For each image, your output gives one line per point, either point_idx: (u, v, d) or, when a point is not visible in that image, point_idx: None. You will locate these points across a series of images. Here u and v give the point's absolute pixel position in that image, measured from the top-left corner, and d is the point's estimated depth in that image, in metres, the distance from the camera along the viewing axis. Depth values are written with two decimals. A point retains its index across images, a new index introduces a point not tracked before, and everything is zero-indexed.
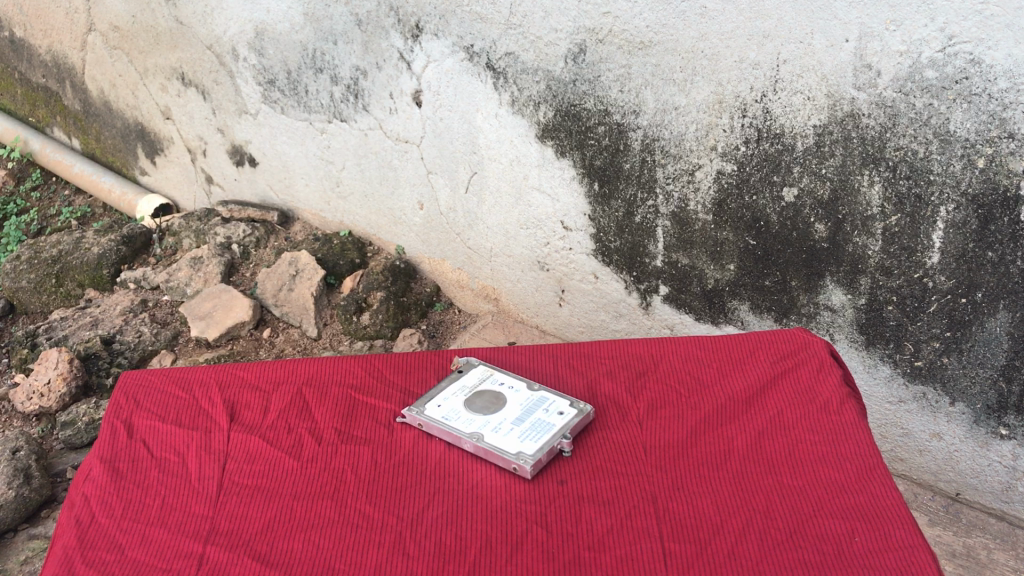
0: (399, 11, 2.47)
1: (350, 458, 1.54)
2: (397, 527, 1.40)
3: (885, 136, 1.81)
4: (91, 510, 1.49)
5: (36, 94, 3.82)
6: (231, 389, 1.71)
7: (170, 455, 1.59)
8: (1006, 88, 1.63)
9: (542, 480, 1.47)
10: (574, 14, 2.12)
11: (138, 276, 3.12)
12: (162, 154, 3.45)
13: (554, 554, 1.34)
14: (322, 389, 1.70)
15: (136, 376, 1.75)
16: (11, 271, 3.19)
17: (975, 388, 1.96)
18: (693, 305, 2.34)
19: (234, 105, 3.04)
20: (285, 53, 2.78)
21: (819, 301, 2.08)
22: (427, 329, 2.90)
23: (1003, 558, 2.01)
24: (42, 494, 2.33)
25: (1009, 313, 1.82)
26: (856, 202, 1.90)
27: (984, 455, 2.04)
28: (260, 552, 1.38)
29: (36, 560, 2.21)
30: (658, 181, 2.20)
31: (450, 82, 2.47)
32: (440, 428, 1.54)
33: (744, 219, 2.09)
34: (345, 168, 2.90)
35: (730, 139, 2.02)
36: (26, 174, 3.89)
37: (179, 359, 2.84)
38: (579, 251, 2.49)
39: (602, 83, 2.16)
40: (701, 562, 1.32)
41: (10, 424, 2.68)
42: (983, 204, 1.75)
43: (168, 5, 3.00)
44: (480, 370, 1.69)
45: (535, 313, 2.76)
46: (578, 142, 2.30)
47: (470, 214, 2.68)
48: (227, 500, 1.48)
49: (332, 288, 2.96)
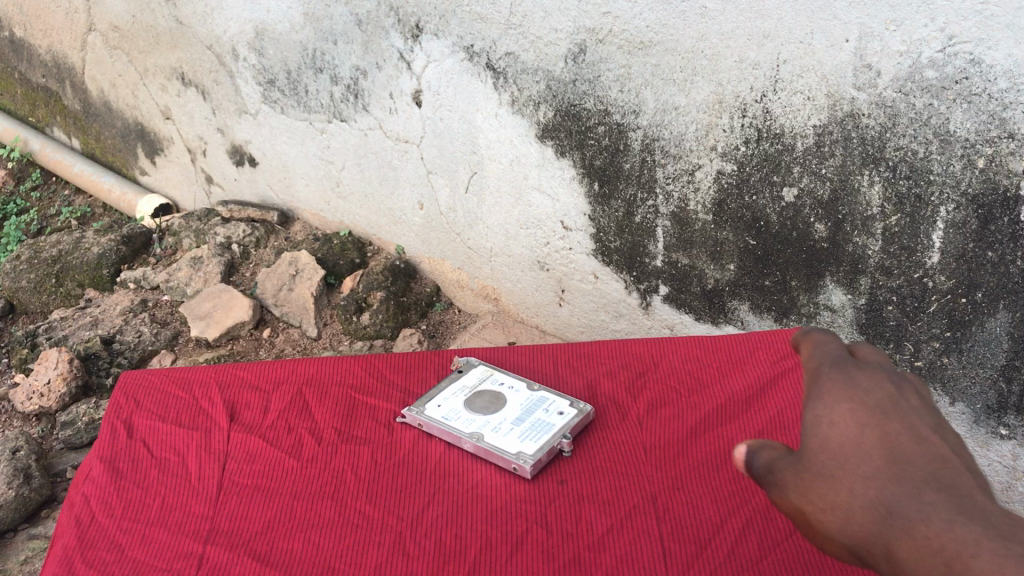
0: (399, 11, 2.47)
1: (350, 458, 1.54)
2: (397, 527, 1.40)
3: (885, 136, 1.80)
4: (91, 510, 1.49)
5: (36, 94, 3.82)
6: (231, 389, 1.72)
7: (170, 455, 1.59)
8: (1006, 88, 1.62)
9: (542, 480, 1.47)
10: (574, 13, 2.11)
11: (139, 276, 3.12)
12: (162, 153, 3.46)
13: (554, 554, 1.34)
14: (323, 389, 1.70)
15: (137, 376, 1.76)
16: (11, 271, 3.20)
17: (974, 388, 1.95)
18: (693, 305, 2.34)
19: (234, 105, 3.04)
20: (285, 53, 2.78)
21: (819, 300, 2.08)
22: (427, 329, 2.90)
23: None
24: (42, 494, 2.33)
25: (1009, 313, 1.82)
26: (856, 203, 1.90)
27: (985, 455, 2.03)
28: (260, 552, 1.38)
29: (36, 560, 2.19)
30: (658, 181, 2.20)
31: (450, 82, 2.47)
32: (440, 428, 1.55)
33: (744, 219, 2.09)
34: (345, 168, 2.90)
35: (730, 139, 2.02)
36: (25, 174, 3.89)
37: (179, 359, 2.84)
38: (580, 251, 2.49)
39: (603, 83, 2.16)
40: (701, 562, 1.32)
41: (10, 424, 2.68)
42: (983, 204, 1.75)
43: (168, 5, 2.99)
44: (479, 370, 1.71)
45: (535, 313, 2.76)
46: (578, 142, 2.30)
47: (470, 214, 2.68)
48: (226, 500, 1.48)
49: (332, 288, 2.97)
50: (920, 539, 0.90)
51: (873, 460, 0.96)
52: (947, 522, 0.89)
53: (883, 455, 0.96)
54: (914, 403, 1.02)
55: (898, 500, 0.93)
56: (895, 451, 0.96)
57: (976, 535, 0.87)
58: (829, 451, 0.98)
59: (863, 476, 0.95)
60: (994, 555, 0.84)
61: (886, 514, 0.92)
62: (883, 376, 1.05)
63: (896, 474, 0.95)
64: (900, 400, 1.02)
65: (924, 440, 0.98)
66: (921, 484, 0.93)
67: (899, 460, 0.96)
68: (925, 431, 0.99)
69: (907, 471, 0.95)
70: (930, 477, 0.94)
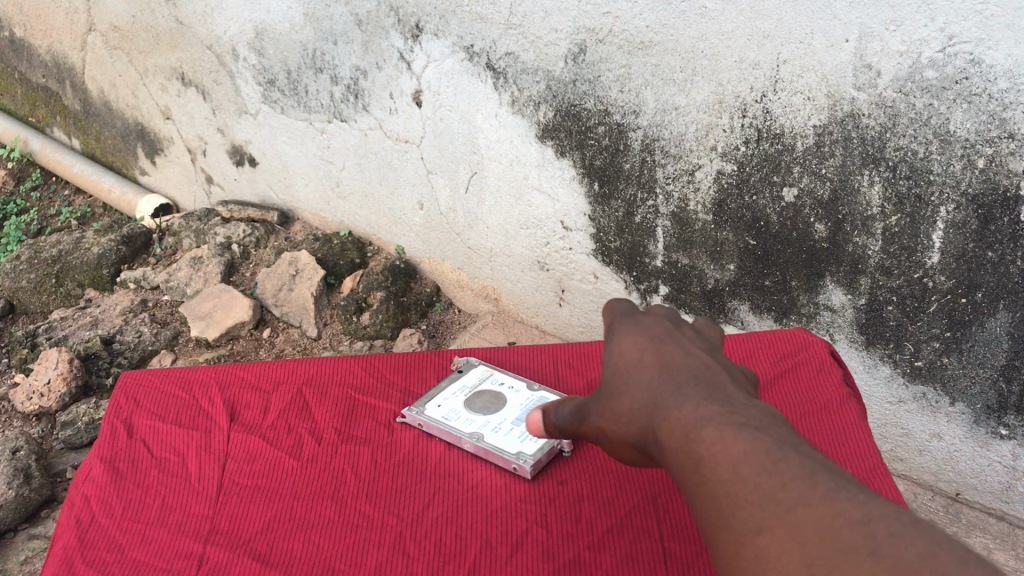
0: (399, 11, 2.47)
1: (350, 459, 1.54)
2: (397, 528, 1.40)
3: (885, 136, 1.80)
4: (91, 510, 1.49)
5: (36, 94, 3.83)
6: (231, 389, 1.72)
7: (170, 454, 1.59)
8: (1006, 88, 1.62)
9: (542, 480, 1.48)
10: (574, 14, 2.11)
11: (139, 276, 3.12)
12: (162, 153, 3.46)
13: (554, 554, 1.34)
14: (323, 389, 1.71)
15: (137, 377, 1.77)
16: (11, 271, 3.20)
17: (974, 388, 1.96)
18: (693, 305, 2.34)
19: (234, 105, 3.04)
20: (285, 53, 2.78)
21: (819, 301, 2.08)
22: (427, 329, 2.90)
23: (1003, 558, 2.00)
24: (42, 494, 2.33)
25: (1009, 313, 1.81)
26: (856, 203, 1.90)
27: (984, 455, 2.04)
28: (260, 552, 1.37)
29: (36, 560, 2.19)
30: (658, 181, 2.20)
31: (450, 82, 2.47)
32: (440, 428, 1.55)
33: (744, 219, 2.09)
34: (345, 168, 2.90)
35: (730, 139, 2.02)
36: (25, 174, 3.89)
37: (179, 359, 2.84)
38: (579, 251, 2.50)
39: (603, 83, 2.16)
40: (701, 562, 1.32)
41: (10, 424, 2.68)
42: (982, 204, 1.75)
43: (168, 5, 2.99)
44: (479, 369, 1.71)
45: (535, 313, 2.76)
46: (578, 142, 2.30)
47: (470, 214, 2.68)
48: (227, 501, 1.48)
49: (332, 288, 2.97)
50: (675, 422, 1.01)
51: (648, 371, 1.10)
52: (698, 408, 1.00)
53: (654, 366, 1.10)
54: (689, 332, 1.18)
55: (663, 395, 1.06)
56: (667, 362, 1.10)
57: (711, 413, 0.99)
58: (620, 372, 1.13)
59: (639, 384, 1.09)
60: (719, 426, 0.96)
61: (655, 409, 1.05)
62: (662, 315, 1.23)
63: (666, 377, 1.08)
64: (678, 330, 1.18)
65: (693, 354, 1.12)
66: (682, 381, 1.06)
67: (670, 368, 1.09)
68: (692, 348, 1.14)
69: (675, 377, 1.08)
70: (692, 377, 1.07)
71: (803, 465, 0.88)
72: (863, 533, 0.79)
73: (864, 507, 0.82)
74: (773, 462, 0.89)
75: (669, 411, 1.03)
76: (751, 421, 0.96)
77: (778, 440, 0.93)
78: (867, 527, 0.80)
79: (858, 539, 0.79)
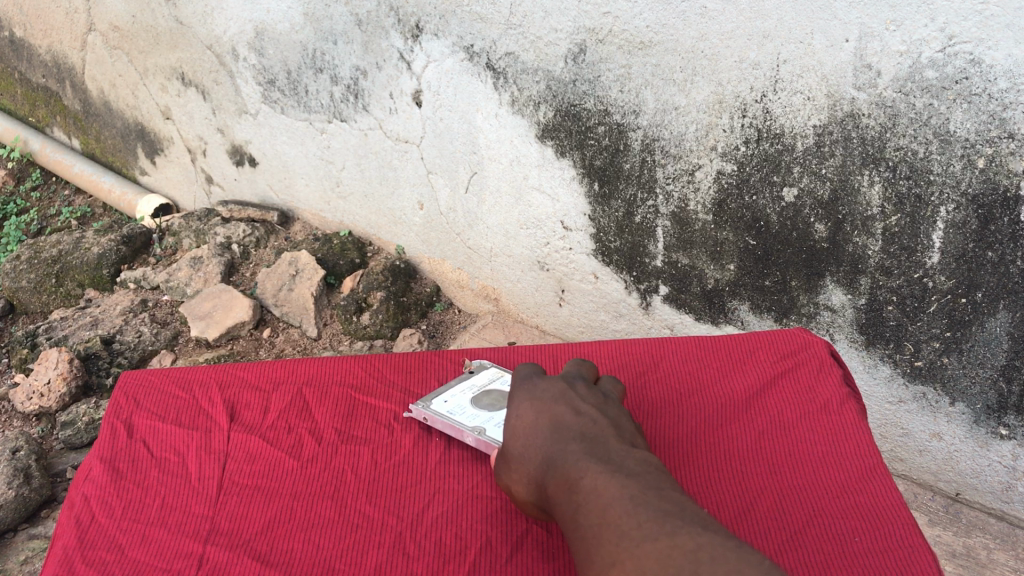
0: (399, 12, 2.46)
1: (350, 459, 1.54)
2: (397, 528, 1.40)
3: (885, 136, 1.80)
4: (91, 510, 1.48)
5: (36, 94, 3.83)
6: (231, 389, 1.72)
7: (170, 455, 1.59)
8: (1006, 88, 1.62)
9: None
10: (574, 14, 2.11)
11: (139, 276, 3.12)
12: (162, 153, 3.46)
13: (555, 554, 1.34)
14: (322, 389, 1.71)
15: (136, 377, 1.77)
16: (11, 271, 3.20)
17: (975, 388, 1.95)
18: (693, 305, 2.34)
19: (234, 105, 3.04)
20: (285, 53, 2.78)
21: (819, 301, 2.08)
22: (427, 329, 2.90)
23: (1003, 558, 1.99)
24: (42, 494, 2.33)
25: (1009, 313, 1.81)
26: (856, 203, 1.90)
27: (984, 455, 2.04)
28: (260, 552, 1.37)
29: (36, 560, 2.19)
30: (658, 181, 2.20)
31: (450, 82, 2.47)
32: (444, 421, 1.55)
33: (744, 219, 2.09)
34: (345, 168, 2.90)
35: (730, 139, 2.02)
36: (25, 174, 3.89)
37: (179, 359, 2.84)
38: (579, 251, 2.50)
39: (602, 83, 2.16)
40: None
41: (10, 424, 2.68)
42: (983, 204, 1.75)
43: (168, 5, 2.99)
44: (491, 370, 1.70)
45: (535, 313, 2.77)
46: (578, 142, 2.30)
47: (470, 214, 2.68)
48: (227, 500, 1.48)
49: (332, 288, 2.96)
50: (561, 477, 1.17)
51: (540, 432, 1.26)
52: (580, 462, 1.16)
53: (546, 427, 1.26)
54: (582, 392, 1.34)
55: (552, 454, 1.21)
56: (558, 422, 1.26)
57: (587, 466, 1.15)
58: (519, 432, 1.28)
59: (535, 442, 1.25)
60: (594, 477, 1.13)
61: (546, 467, 1.20)
62: (562, 379, 1.39)
63: (557, 436, 1.24)
64: (571, 391, 1.34)
65: (582, 413, 1.28)
66: (569, 439, 1.22)
67: (561, 428, 1.25)
68: (583, 408, 1.30)
69: (563, 435, 1.23)
70: (579, 435, 1.22)
71: (659, 507, 1.04)
72: (691, 559, 0.95)
73: (697, 538, 0.98)
74: (634, 505, 1.05)
75: (557, 465, 1.19)
76: (623, 470, 1.13)
77: (644, 485, 1.09)
78: (695, 554, 0.95)
79: (685, 562, 0.94)
